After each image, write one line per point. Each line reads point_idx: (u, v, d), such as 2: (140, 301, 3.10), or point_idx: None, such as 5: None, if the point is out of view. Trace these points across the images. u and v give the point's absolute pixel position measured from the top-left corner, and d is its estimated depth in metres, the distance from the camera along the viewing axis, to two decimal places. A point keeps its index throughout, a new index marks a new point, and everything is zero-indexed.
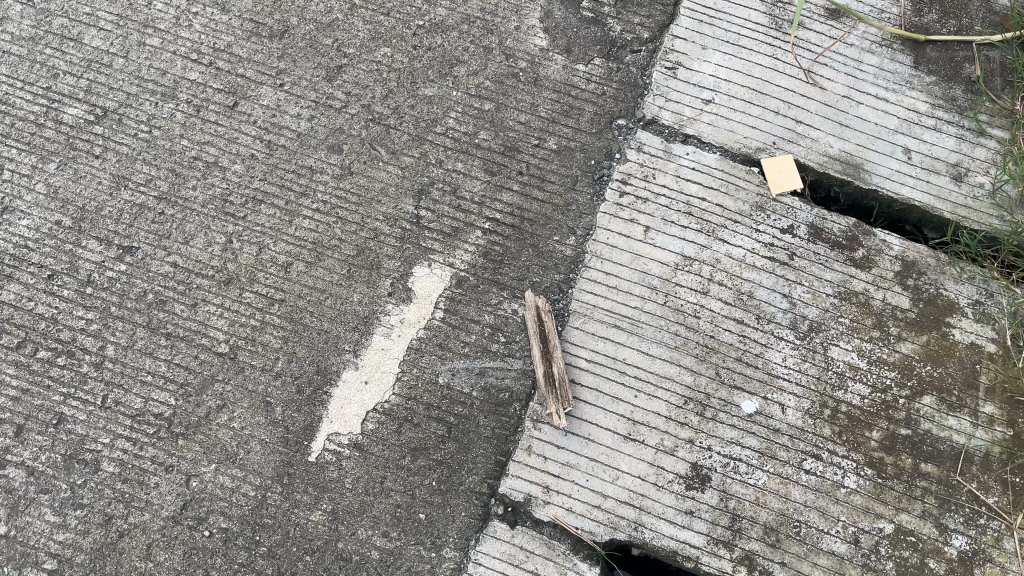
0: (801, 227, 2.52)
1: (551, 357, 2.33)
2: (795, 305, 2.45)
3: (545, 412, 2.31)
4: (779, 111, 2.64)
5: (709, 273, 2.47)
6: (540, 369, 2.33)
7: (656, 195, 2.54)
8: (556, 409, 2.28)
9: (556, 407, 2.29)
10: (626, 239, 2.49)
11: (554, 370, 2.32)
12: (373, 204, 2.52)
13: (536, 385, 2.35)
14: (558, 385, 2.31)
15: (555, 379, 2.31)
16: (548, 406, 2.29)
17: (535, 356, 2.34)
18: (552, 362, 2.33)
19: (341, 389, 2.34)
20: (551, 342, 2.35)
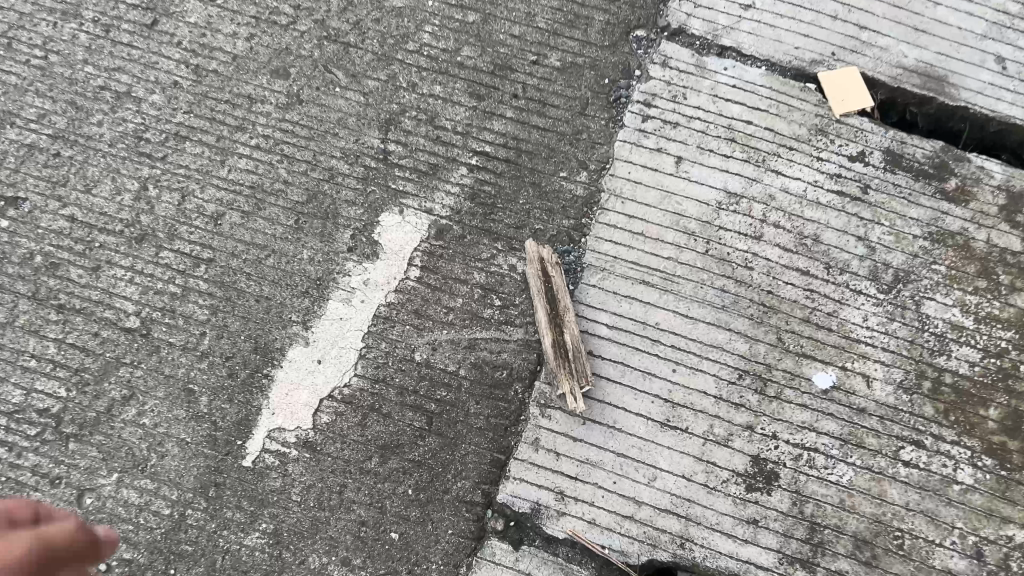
0: (874, 154, 1.98)
1: (562, 323, 1.78)
2: (874, 251, 1.89)
3: (555, 394, 1.75)
4: (837, 16, 2.10)
5: (761, 213, 1.92)
6: (548, 339, 1.77)
7: (689, 119, 2.00)
8: (570, 390, 1.72)
9: (569, 388, 1.72)
10: (652, 173, 1.95)
11: (566, 339, 1.76)
12: (329, 139, 1.98)
13: (542, 360, 1.79)
14: (571, 361, 1.74)
15: (568, 352, 1.75)
16: (559, 386, 1.73)
17: (540, 322, 1.79)
18: (564, 329, 1.77)
19: (287, 371, 1.78)
20: (562, 304, 1.79)
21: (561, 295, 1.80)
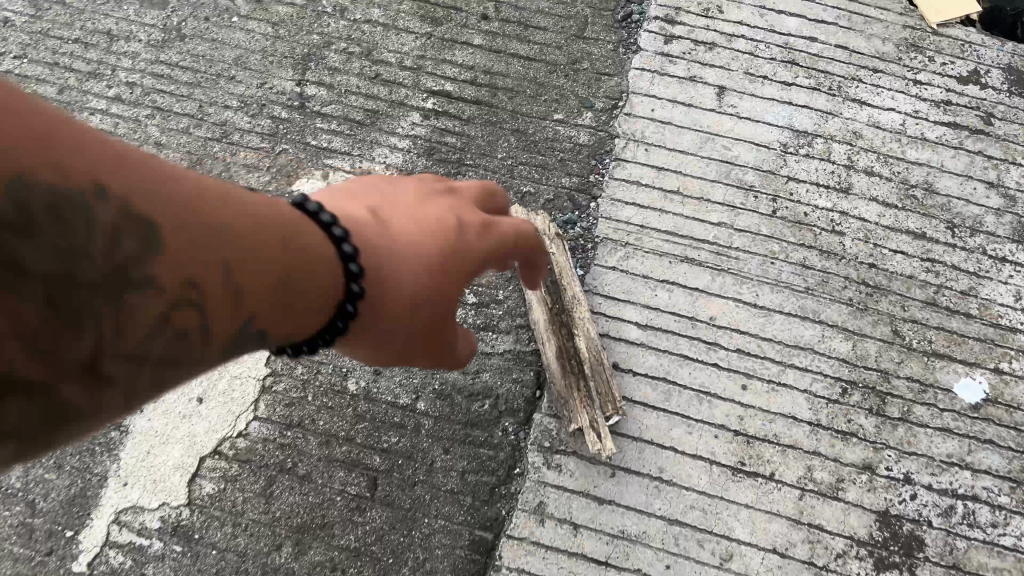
0: (993, 73, 1.42)
1: (571, 318, 1.17)
2: (1014, 201, 1.31)
3: (566, 432, 1.13)
4: None
5: (845, 157, 1.34)
6: (550, 349, 1.16)
7: (729, 37, 1.44)
8: (591, 424, 1.10)
9: (590, 416, 1.11)
10: (686, 111, 1.37)
11: (579, 347, 1.15)
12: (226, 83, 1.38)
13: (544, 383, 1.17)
14: (587, 374, 1.13)
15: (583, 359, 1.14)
16: (574, 420, 1.11)
17: (538, 326, 1.17)
18: (575, 328, 1.16)
19: (150, 419, 1.15)
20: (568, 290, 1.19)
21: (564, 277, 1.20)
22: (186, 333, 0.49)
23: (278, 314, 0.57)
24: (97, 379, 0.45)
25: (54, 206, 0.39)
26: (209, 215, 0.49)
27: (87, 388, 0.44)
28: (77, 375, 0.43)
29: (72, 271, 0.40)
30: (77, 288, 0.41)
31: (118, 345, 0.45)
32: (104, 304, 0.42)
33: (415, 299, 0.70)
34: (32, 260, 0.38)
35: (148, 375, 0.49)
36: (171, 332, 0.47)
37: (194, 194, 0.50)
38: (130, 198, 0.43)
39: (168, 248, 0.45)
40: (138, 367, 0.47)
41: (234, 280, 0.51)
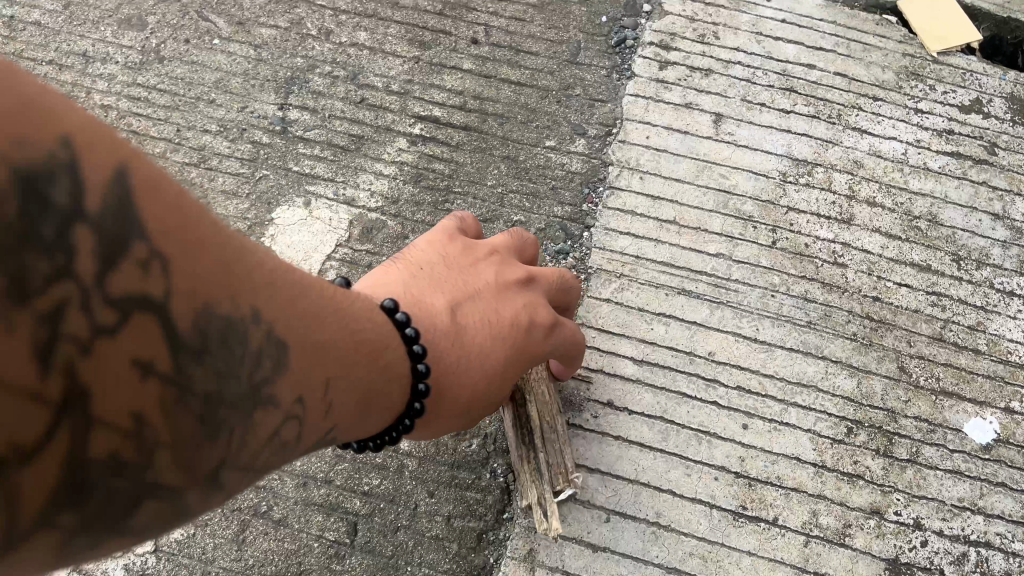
0: (995, 101, 1.38)
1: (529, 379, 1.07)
2: (1020, 233, 1.27)
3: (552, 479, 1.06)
4: None
5: (846, 187, 1.30)
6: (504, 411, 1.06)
7: (725, 63, 1.40)
8: (539, 499, 1.01)
9: (539, 492, 1.01)
10: (682, 138, 1.33)
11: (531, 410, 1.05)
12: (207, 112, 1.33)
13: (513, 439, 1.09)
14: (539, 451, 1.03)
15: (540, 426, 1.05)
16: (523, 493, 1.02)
17: None
18: (527, 392, 1.05)
19: None
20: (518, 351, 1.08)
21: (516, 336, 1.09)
22: (282, 445, 0.58)
23: (346, 421, 0.68)
24: (215, 488, 0.52)
25: (223, 332, 0.48)
26: (317, 341, 0.60)
27: (206, 494, 0.51)
28: (209, 481, 0.50)
29: (224, 391, 0.49)
30: (222, 405, 0.49)
31: (239, 455, 0.53)
32: (238, 420, 0.51)
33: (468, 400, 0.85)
34: (198, 382, 0.46)
35: (246, 481, 0.57)
36: (274, 445, 0.57)
37: (311, 325, 0.59)
38: (273, 326, 0.53)
39: (286, 371, 0.55)
40: (241, 476, 0.55)
41: (323, 396, 0.62)
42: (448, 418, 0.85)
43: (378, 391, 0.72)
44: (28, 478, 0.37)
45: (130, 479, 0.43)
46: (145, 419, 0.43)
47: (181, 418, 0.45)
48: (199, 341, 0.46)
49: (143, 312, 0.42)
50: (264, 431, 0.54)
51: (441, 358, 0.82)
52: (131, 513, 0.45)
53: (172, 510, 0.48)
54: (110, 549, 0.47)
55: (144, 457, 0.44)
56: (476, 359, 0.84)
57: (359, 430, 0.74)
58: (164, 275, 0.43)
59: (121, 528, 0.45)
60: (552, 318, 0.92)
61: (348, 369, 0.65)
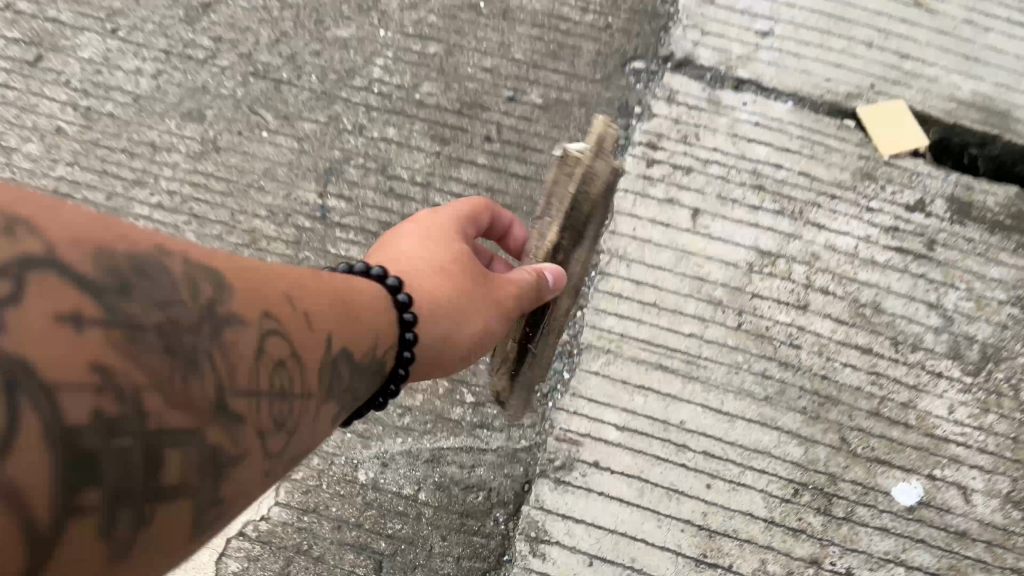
0: (937, 202, 1.60)
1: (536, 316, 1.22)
2: (951, 321, 1.48)
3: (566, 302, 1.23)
4: (872, 43, 1.77)
5: (805, 276, 1.51)
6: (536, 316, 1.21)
7: (705, 162, 1.62)
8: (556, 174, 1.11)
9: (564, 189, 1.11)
10: (664, 230, 1.55)
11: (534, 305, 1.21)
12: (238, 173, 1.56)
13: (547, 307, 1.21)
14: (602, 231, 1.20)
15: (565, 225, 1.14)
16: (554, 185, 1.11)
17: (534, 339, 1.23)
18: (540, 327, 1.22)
19: None
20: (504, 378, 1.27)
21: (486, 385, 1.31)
22: (266, 364, 0.64)
23: (319, 334, 0.75)
24: (224, 419, 0.58)
25: (129, 272, 0.53)
26: (237, 267, 0.67)
27: (217, 423, 0.57)
28: (215, 413, 0.57)
29: (162, 321, 0.54)
30: (175, 334, 0.55)
31: (226, 383, 0.59)
32: (202, 345, 0.57)
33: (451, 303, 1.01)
34: (131, 316, 0.52)
35: (264, 414, 0.63)
36: (260, 365, 0.63)
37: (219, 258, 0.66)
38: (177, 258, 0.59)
39: (221, 294, 0.62)
40: (247, 404, 0.61)
41: (278, 310, 0.69)
42: (444, 301, 0.99)
43: (337, 305, 0.81)
44: (22, 453, 0.43)
45: (129, 429, 0.49)
46: (108, 370, 0.49)
47: (140, 357, 0.51)
48: (116, 284, 0.52)
49: (46, 285, 0.48)
50: (239, 350, 0.61)
51: (383, 266, 1.00)
52: (155, 458, 0.51)
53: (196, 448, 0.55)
54: (171, 503, 0.53)
55: (130, 405, 0.49)
56: (432, 275, 1.01)
57: (352, 368, 0.82)
58: (34, 247, 0.49)
59: (156, 480, 0.51)
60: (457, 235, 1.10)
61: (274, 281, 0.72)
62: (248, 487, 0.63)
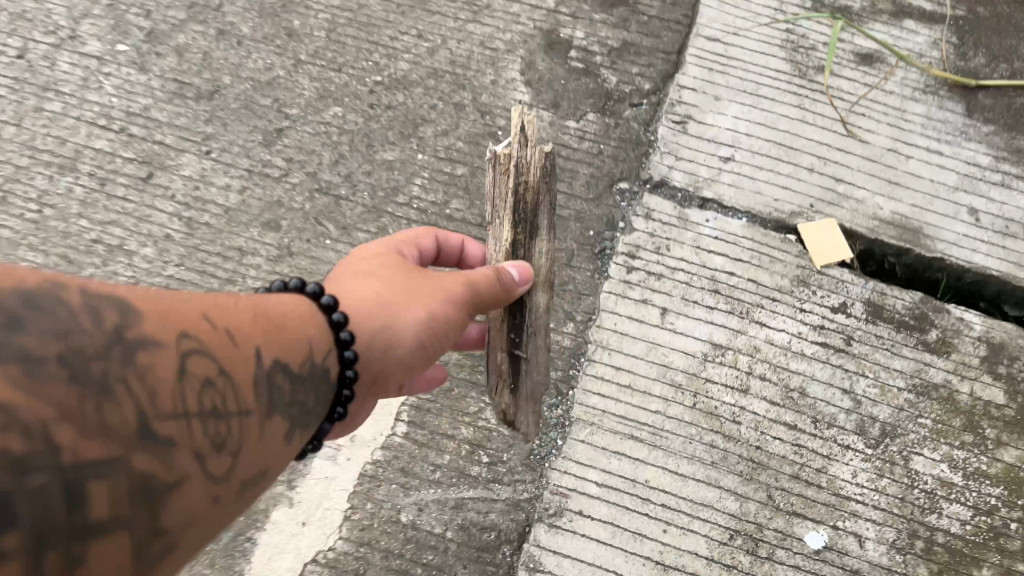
0: (856, 305, 2.02)
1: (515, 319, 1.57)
2: (860, 404, 1.91)
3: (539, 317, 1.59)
4: (813, 169, 2.19)
5: (747, 365, 1.94)
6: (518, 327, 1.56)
7: (673, 270, 2.05)
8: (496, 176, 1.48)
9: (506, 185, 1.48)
10: (638, 325, 1.98)
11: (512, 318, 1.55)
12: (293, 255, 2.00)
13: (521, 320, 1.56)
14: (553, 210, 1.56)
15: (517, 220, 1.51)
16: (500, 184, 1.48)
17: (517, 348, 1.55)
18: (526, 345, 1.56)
19: (270, 534, 1.75)
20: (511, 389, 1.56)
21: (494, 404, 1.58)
22: (178, 384, 0.84)
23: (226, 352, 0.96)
24: (141, 436, 0.77)
25: (36, 308, 0.73)
26: (145, 305, 0.87)
27: (136, 441, 0.76)
28: (129, 438, 0.76)
29: (72, 351, 0.73)
30: (85, 362, 0.74)
31: (139, 408, 0.78)
32: (112, 374, 0.76)
33: (379, 301, 1.37)
34: (43, 352, 0.70)
35: (178, 434, 0.83)
36: (174, 386, 0.84)
37: (128, 294, 0.86)
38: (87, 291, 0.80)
39: (132, 325, 0.82)
40: (163, 422, 0.81)
41: (188, 333, 0.90)
42: (374, 305, 1.36)
43: (244, 329, 1.03)
44: None
45: (47, 462, 0.66)
46: (29, 411, 0.66)
47: (54, 390, 0.69)
48: (12, 324, 0.70)
49: None
50: (145, 380, 0.80)
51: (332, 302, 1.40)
52: (62, 488, 0.67)
53: (117, 471, 0.73)
54: (103, 520, 0.71)
55: (40, 438, 0.66)
56: (362, 291, 1.39)
57: (279, 377, 1.06)
58: None
59: (87, 495, 0.69)
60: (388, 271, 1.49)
61: (182, 311, 0.93)
62: (192, 501, 0.84)
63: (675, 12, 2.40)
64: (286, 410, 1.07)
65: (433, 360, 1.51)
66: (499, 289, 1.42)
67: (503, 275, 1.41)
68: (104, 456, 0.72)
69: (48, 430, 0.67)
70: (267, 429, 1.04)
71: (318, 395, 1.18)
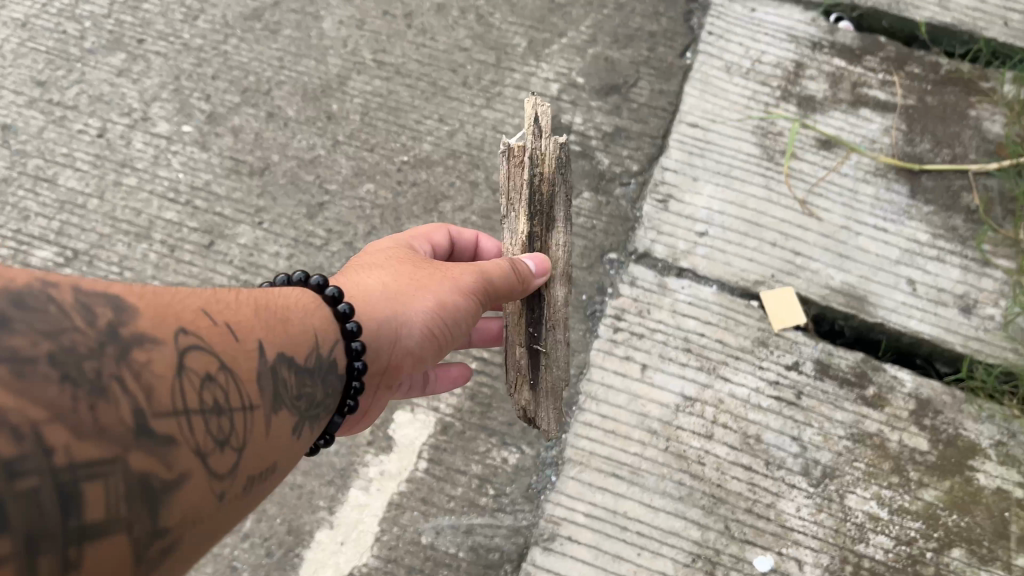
0: (807, 363, 2.39)
1: (538, 316, 1.88)
2: (806, 449, 2.28)
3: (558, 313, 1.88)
4: (776, 243, 2.56)
5: (712, 414, 2.32)
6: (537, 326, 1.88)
7: (653, 330, 2.43)
8: (516, 158, 1.80)
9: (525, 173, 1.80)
10: (622, 378, 2.36)
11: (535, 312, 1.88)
12: None
13: (540, 315, 1.88)
14: (571, 201, 1.85)
15: (530, 211, 1.83)
16: (520, 169, 1.80)
17: (537, 341, 1.87)
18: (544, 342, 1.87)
19: (314, 551, 2.15)
20: (526, 387, 1.90)
21: (515, 400, 1.93)
22: (168, 383, 1.01)
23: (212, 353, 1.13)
24: (135, 436, 0.93)
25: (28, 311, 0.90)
26: (142, 311, 1.05)
27: (131, 438, 0.92)
28: (122, 438, 0.91)
29: (61, 355, 0.89)
30: (75, 366, 0.90)
31: (130, 410, 0.93)
32: (103, 378, 0.92)
33: (390, 295, 1.72)
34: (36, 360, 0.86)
35: (175, 435, 0.99)
36: (165, 385, 1.00)
37: (122, 298, 1.04)
38: (75, 296, 0.97)
39: (120, 328, 0.99)
40: (154, 419, 0.96)
41: (177, 334, 1.08)
42: (384, 295, 1.72)
43: (231, 330, 1.22)
44: None
45: (37, 461, 0.80)
46: (19, 416, 0.81)
47: (47, 396, 0.85)
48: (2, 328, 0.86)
49: None
50: (143, 384, 0.97)
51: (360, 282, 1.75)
52: (53, 480, 0.82)
53: (116, 469, 0.89)
54: (99, 510, 0.86)
55: (28, 445, 0.80)
56: (381, 283, 1.75)
57: (275, 366, 1.27)
58: None
59: (80, 487, 0.84)
60: (409, 264, 1.84)
61: (173, 315, 1.10)
62: (191, 495, 0.99)
63: (661, 100, 2.77)
64: (284, 403, 1.26)
65: (446, 346, 1.82)
66: (517, 280, 1.71)
67: (515, 267, 1.71)
68: (103, 456, 0.88)
69: (37, 431, 0.82)
70: (269, 429, 1.21)
71: (327, 388, 1.43)
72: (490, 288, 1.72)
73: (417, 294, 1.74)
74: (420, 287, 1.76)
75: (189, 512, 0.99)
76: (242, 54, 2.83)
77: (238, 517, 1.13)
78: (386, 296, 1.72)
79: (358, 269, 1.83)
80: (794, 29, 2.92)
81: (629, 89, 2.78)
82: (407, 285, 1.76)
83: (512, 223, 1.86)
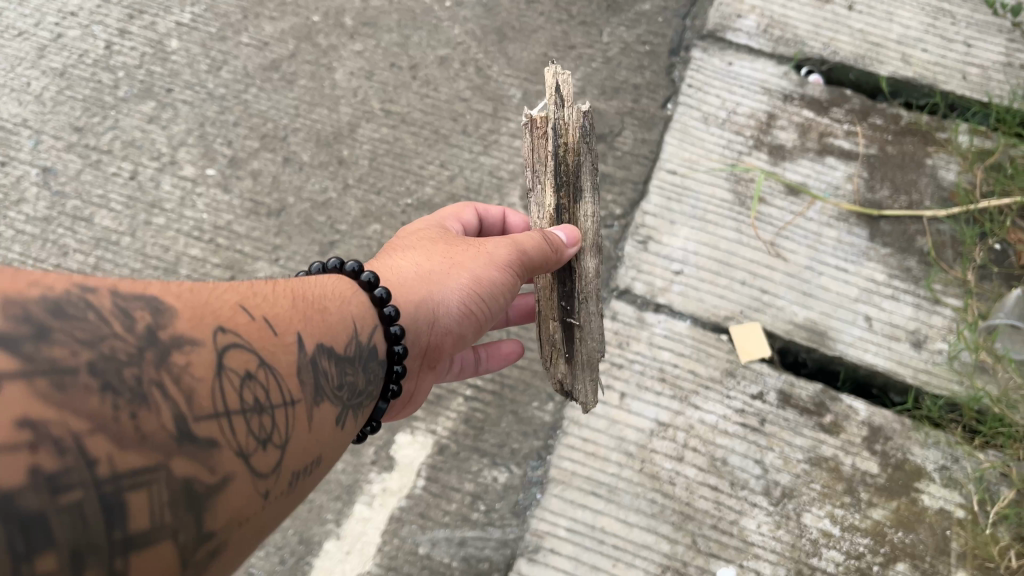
0: (770, 393, 2.64)
1: (570, 290, 2.09)
2: (767, 471, 2.52)
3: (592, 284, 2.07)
4: (745, 281, 2.81)
5: (683, 439, 2.56)
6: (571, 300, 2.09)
7: (631, 361, 2.68)
8: (541, 126, 1.95)
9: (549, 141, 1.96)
10: (602, 405, 2.61)
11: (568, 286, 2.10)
12: None
13: (572, 289, 2.09)
14: (596, 170, 2.01)
15: (557, 183, 2.01)
16: (544, 136, 1.96)
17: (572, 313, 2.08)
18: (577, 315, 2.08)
19: (323, 559, 2.39)
20: (561, 361, 2.14)
21: (552, 373, 2.17)
22: (208, 389, 1.08)
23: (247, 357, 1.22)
24: (177, 441, 0.99)
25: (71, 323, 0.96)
26: (180, 317, 1.13)
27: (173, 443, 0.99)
28: (164, 445, 0.97)
29: (105, 364, 0.96)
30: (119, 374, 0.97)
31: (172, 416, 1.00)
32: (146, 386, 0.99)
33: (424, 275, 1.94)
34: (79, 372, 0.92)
35: (215, 438, 1.06)
36: (205, 389, 1.08)
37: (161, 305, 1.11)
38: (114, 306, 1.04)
39: (160, 333, 1.07)
40: (195, 425, 1.03)
41: (213, 339, 1.16)
42: (417, 276, 1.93)
43: (264, 333, 1.32)
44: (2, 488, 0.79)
45: (81, 471, 0.86)
46: (60, 431, 0.86)
47: (89, 409, 0.90)
48: (47, 341, 0.92)
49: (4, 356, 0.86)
50: (182, 387, 1.04)
51: (392, 266, 1.97)
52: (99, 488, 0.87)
53: (160, 475, 0.95)
54: (146, 515, 0.92)
55: (70, 458, 0.86)
56: (412, 266, 1.97)
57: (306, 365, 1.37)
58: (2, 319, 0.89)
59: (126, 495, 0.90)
60: (438, 248, 2.05)
61: (210, 319, 1.19)
62: (229, 496, 1.07)
63: (643, 148, 3.03)
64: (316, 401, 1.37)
65: (482, 323, 2.05)
66: (551, 252, 1.90)
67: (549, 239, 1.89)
68: (147, 463, 0.94)
69: (79, 443, 0.87)
70: (305, 428, 1.32)
71: (372, 373, 1.64)
72: (526, 260, 1.90)
73: (451, 273, 1.95)
74: (456, 267, 1.96)
75: (227, 513, 1.06)
76: (261, 103, 3.10)
77: (277, 517, 1.21)
78: (421, 277, 1.93)
79: (391, 254, 2.06)
80: (767, 82, 3.18)
81: (614, 138, 3.04)
82: (439, 265, 1.97)
83: (538, 196, 2.03)
